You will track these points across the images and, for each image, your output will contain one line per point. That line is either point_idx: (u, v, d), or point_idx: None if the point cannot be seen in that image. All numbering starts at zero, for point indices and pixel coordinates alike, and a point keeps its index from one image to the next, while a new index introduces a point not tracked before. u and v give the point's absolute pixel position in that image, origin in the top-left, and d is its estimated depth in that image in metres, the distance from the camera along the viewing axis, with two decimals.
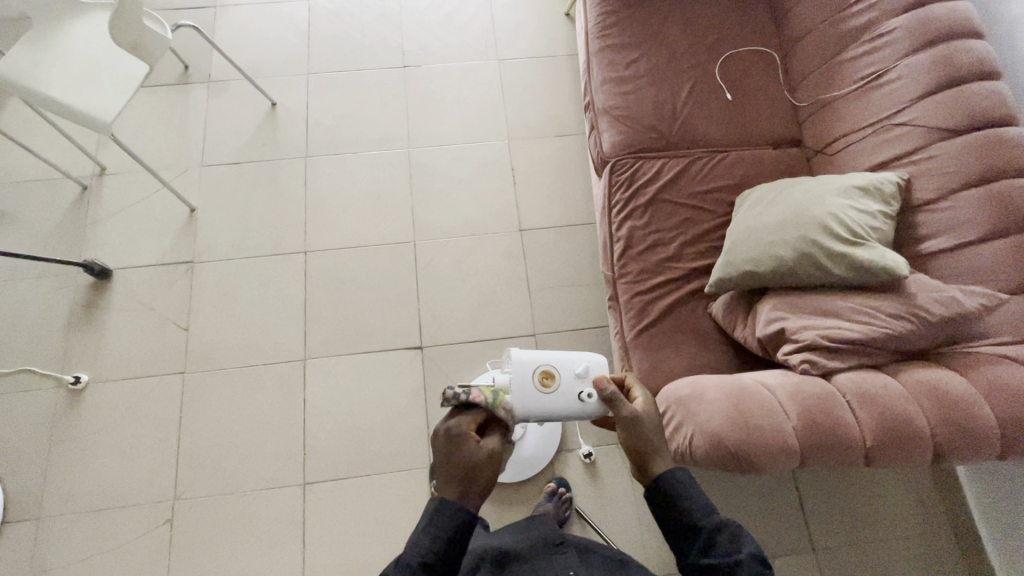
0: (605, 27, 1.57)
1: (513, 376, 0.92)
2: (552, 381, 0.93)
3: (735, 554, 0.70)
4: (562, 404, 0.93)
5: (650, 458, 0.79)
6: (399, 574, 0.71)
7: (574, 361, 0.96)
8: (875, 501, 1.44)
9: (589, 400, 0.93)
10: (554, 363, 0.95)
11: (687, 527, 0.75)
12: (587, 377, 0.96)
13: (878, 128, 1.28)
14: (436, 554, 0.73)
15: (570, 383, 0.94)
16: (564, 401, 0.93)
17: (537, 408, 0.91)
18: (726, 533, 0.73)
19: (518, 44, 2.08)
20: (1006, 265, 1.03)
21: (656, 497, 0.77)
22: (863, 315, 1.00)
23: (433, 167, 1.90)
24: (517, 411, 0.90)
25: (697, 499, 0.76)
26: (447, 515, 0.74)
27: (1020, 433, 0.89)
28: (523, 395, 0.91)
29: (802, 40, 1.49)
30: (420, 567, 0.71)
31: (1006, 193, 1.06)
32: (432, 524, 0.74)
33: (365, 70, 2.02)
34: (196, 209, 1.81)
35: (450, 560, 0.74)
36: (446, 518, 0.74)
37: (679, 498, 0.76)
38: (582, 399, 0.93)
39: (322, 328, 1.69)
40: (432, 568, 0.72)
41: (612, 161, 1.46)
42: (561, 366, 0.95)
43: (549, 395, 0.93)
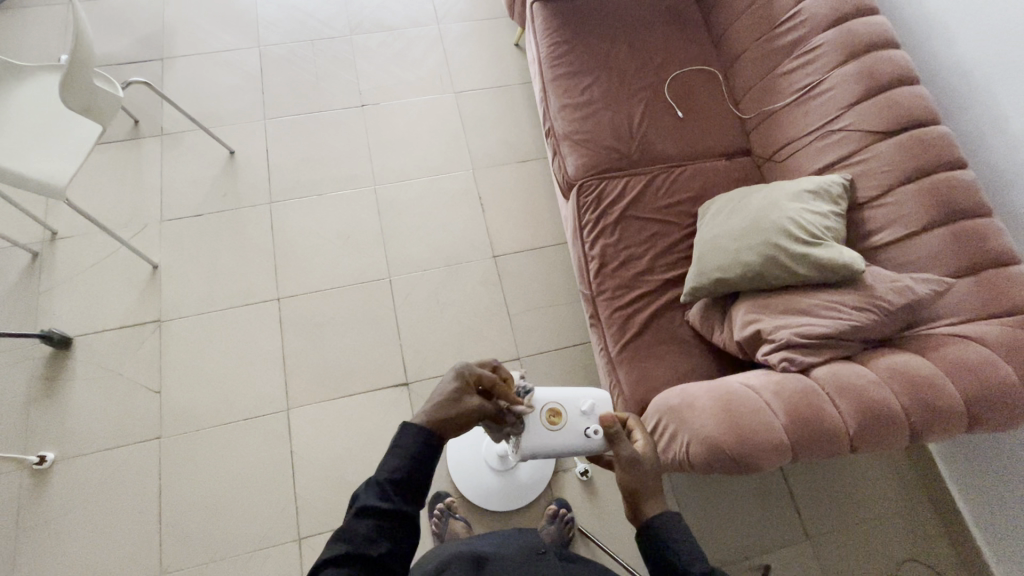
0: (557, 57, 1.64)
1: (521, 415, 0.96)
2: (559, 419, 0.97)
3: None
4: (568, 440, 0.95)
5: (645, 500, 0.80)
6: (370, 492, 0.72)
7: (580, 399, 0.98)
8: (859, 480, 1.52)
9: (594, 436, 0.94)
10: (561, 400, 0.98)
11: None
12: (593, 414, 0.97)
13: (820, 134, 1.38)
14: (405, 469, 0.75)
15: (575, 420, 0.97)
16: (570, 437, 0.96)
17: (542, 444, 0.95)
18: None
19: (472, 76, 2.14)
20: (947, 251, 1.12)
21: (647, 541, 0.77)
22: (830, 309, 1.07)
23: (401, 202, 1.91)
24: (524, 448, 0.95)
25: (687, 545, 0.75)
26: (415, 431, 0.77)
27: (983, 405, 0.97)
28: (530, 433, 0.95)
29: (739, 58, 1.60)
30: (388, 482, 0.73)
31: (939, 186, 1.17)
32: (396, 445, 0.76)
33: (323, 111, 2.02)
34: (159, 265, 1.75)
35: (419, 474, 0.75)
36: (412, 435, 0.77)
37: (670, 542, 0.76)
38: (587, 435, 0.95)
39: (303, 375, 1.66)
40: (402, 482, 0.74)
41: (577, 183, 1.52)
42: (567, 404, 0.98)
43: (555, 433, 0.96)
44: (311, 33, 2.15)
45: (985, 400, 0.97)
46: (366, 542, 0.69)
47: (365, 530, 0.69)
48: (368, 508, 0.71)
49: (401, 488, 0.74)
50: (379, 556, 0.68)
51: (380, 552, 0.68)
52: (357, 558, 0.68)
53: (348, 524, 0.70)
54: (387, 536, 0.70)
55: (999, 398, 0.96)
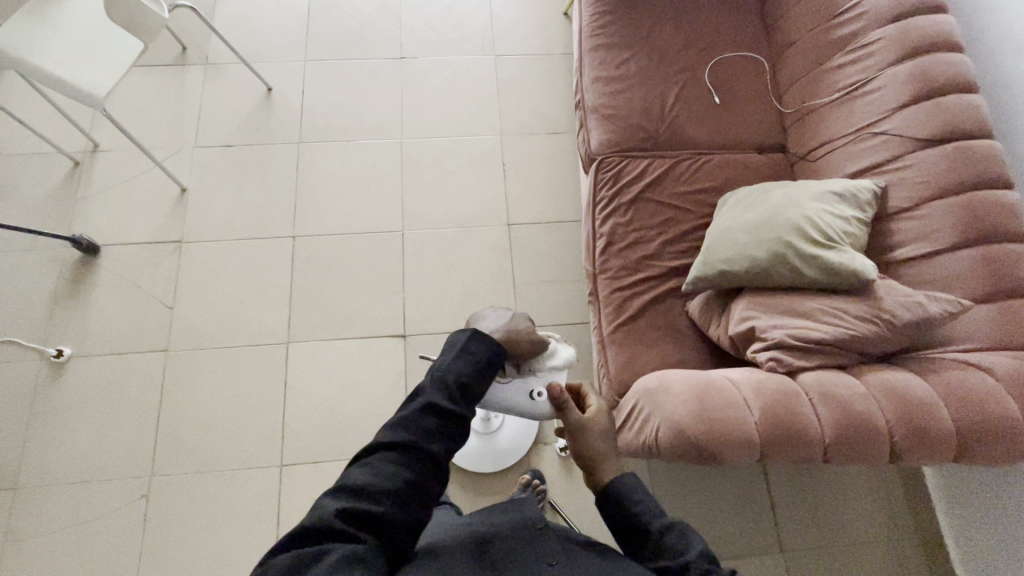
0: (598, 27, 1.59)
1: None
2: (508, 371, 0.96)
3: (684, 554, 0.73)
4: (512, 396, 0.94)
5: (600, 467, 0.85)
6: (438, 390, 0.76)
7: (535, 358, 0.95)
8: (848, 505, 1.46)
9: (538, 399, 0.94)
10: None
11: (638, 532, 0.78)
12: (542, 376, 0.95)
13: (859, 136, 1.30)
14: (472, 379, 0.79)
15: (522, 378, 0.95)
16: (513, 393, 0.94)
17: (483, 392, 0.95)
18: (674, 532, 0.76)
19: (516, 42, 2.10)
20: (972, 274, 1.05)
21: (606, 504, 0.82)
22: (830, 316, 1.03)
23: (425, 158, 1.91)
24: None
25: (645, 503, 0.80)
26: (488, 345, 0.83)
27: (976, 437, 0.91)
28: None
29: (790, 47, 1.52)
30: (456, 384, 0.78)
31: (976, 203, 1.09)
32: (473, 355, 0.81)
33: (362, 59, 2.03)
34: (187, 188, 1.82)
35: (480, 384, 0.80)
36: (485, 350, 0.82)
37: (628, 504, 0.80)
38: (532, 397, 0.94)
39: (307, 313, 1.71)
40: (467, 388, 0.79)
41: (598, 158, 1.48)
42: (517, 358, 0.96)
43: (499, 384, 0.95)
44: None
45: (980, 432, 0.91)
46: (427, 436, 0.73)
47: (430, 423, 0.73)
48: (434, 405, 0.74)
49: (465, 395, 0.78)
50: (437, 452, 0.72)
51: (439, 449, 0.73)
52: (416, 448, 0.71)
53: (414, 414, 0.73)
54: (446, 436, 0.74)
55: (997, 432, 0.91)
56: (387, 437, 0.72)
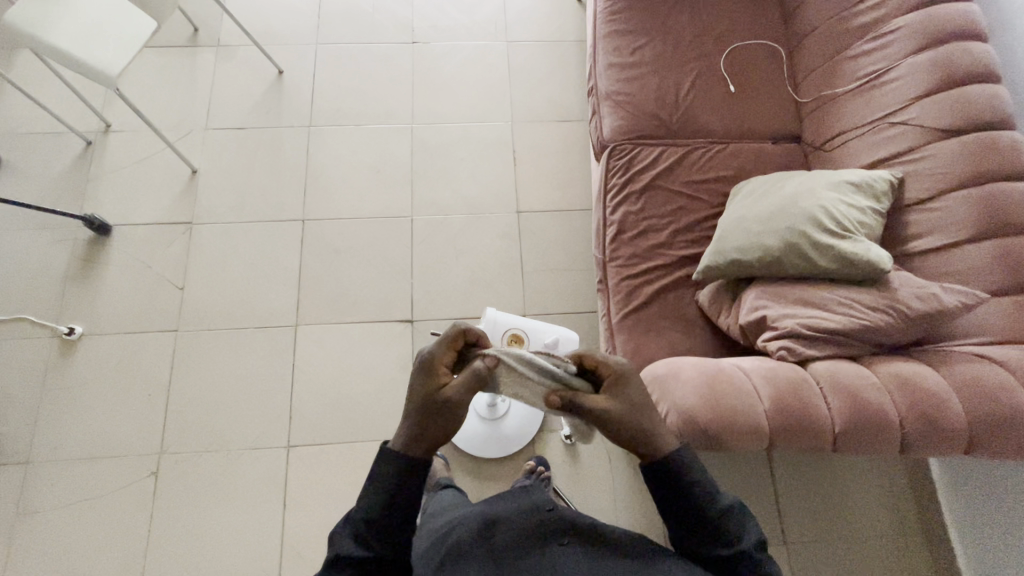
0: (613, 13, 1.58)
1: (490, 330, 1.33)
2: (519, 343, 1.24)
3: (741, 540, 0.73)
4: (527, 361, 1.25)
5: (647, 446, 0.76)
6: (346, 534, 0.73)
7: (543, 332, 1.25)
8: (853, 499, 1.46)
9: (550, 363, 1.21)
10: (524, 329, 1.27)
11: (693, 509, 0.74)
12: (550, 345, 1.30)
13: (876, 127, 1.29)
14: (378, 507, 0.74)
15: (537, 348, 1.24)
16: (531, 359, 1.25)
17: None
18: (733, 519, 0.74)
19: (527, 28, 2.08)
20: (988, 266, 1.04)
21: (662, 476, 0.75)
22: (843, 306, 1.02)
23: (435, 144, 1.90)
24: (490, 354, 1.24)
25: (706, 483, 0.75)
26: (388, 457, 0.76)
27: (988, 430, 0.90)
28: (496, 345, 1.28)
29: (809, 36, 1.49)
30: (363, 522, 0.73)
31: (996, 195, 1.07)
32: (373, 480, 0.75)
33: (373, 44, 2.02)
34: (198, 171, 1.82)
35: (393, 507, 0.74)
36: (387, 467, 0.76)
37: (688, 479, 0.75)
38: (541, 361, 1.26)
39: (316, 296, 1.71)
40: (376, 521, 0.73)
41: (610, 146, 1.47)
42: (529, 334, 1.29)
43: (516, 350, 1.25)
44: None
45: (994, 426, 0.90)
46: None
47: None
48: (344, 555, 0.71)
49: (377, 529, 0.73)
50: None
51: None
52: None
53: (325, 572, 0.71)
54: None
55: (1010, 426, 0.90)
56: None
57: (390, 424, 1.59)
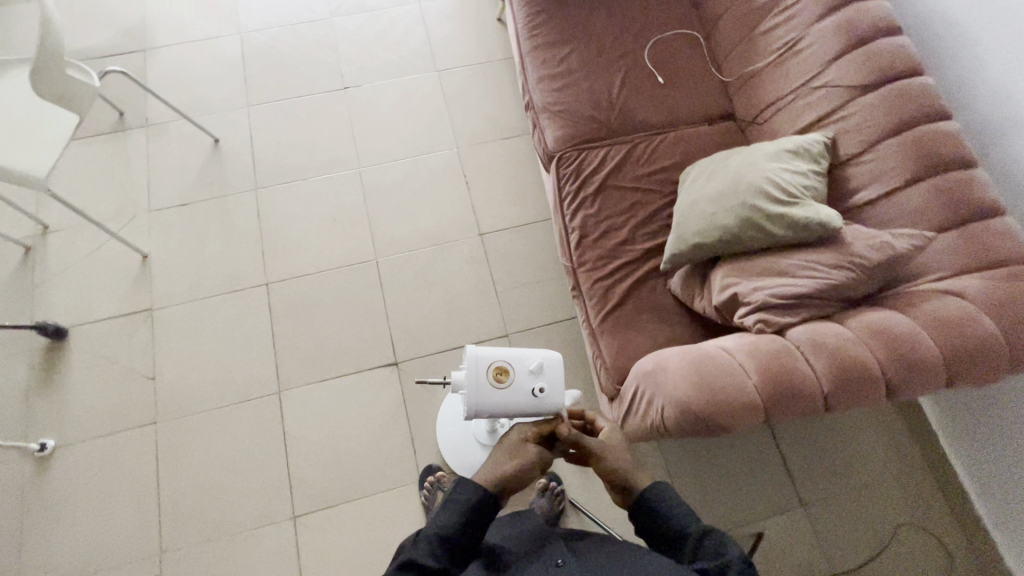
0: (534, 27, 1.61)
1: (467, 370, 0.91)
2: (506, 376, 0.92)
3: (724, 554, 0.74)
4: (516, 399, 0.92)
5: (631, 479, 0.86)
6: (421, 547, 0.77)
7: (528, 357, 0.94)
8: (856, 449, 1.50)
9: (543, 394, 0.92)
10: (509, 358, 0.93)
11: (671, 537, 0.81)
12: (541, 372, 0.93)
13: (800, 93, 1.35)
14: (454, 529, 0.79)
15: (523, 378, 0.93)
16: (516, 397, 0.92)
17: (489, 406, 0.92)
18: (712, 538, 0.77)
19: (455, 54, 2.11)
20: (929, 206, 1.10)
21: (640, 510, 0.84)
22: (805, 269, 1.05)
23: (386, 183, 1.90)
24: (469, 404, 0.91)
25: (680, 509, 0.82)
26: (472, 491, 0.82)
27: (963, 361, 0.94)
28: (477, 390, 0.91)
29: (721, 18, 1.56)
30: (439, 537, 0.78)
31: (921, 139, 1.14)
32: (456, 500, 0.82)
33: (305, 96, 2.02)
34: (148, 255, 1.77)
35: (466, 535, 0.80)
36: (469, 496, 0.82)
37: (660, 506, 0.83)
38: (535, 395, 0.92)
39: (294, 358, 1.68)
40: (450, 541, 0.79)
41: (557, 155, 1.50)
42: (516, 362, 0.93)
43: (502, 390, 0.92)
44: (291, 18, 2.14)
45: (967, 356, 0.94)
46: None
47: None
48: (414, 562, 0.75)
49: (449, 548, 0.78)
50: None
51: None
52: None
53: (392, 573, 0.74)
54: None
55: (982, 353, 0.94)
56: None
57: (396, 472, 1.56)
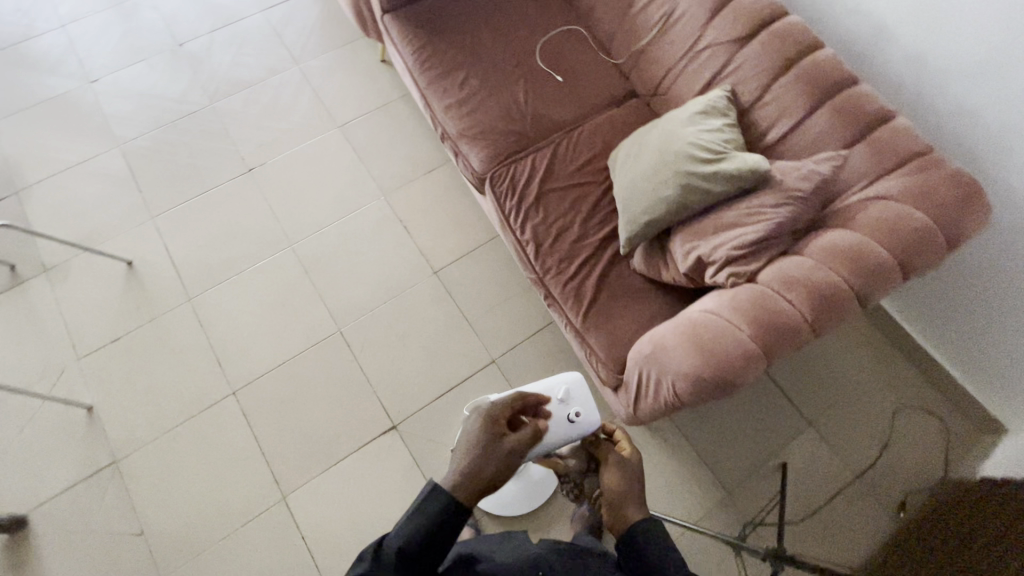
0: (425, 61, 1.62)
1: None
2: (543, 412, 1.06)
3: None
4: (557, 430, 1.05)
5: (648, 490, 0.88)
6: (380, 556, 0.73)
7: (556, 388, 1.11)
8: (840, 358, 1.66)
9: (579, 417, 1.07)
10: (541, 395, 1.08)
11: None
12: (570, 397, 1.10)
13: (689, 58, 1.44)
14: (418, 539, 0.75)
15: (558, 411, 1.07)
16: (556, 428, 1.05)
17: (539, 446, 1.02)
18: None
19: (351, 106, 2.08)
20: (833, 128, 1.21)
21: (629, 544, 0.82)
22: (753, 216, 1.12)
23: (324, 252, 1.84)
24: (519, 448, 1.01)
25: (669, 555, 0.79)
26: (441, 502, 0.77)
27: (910, 254, 1.04)
28: None
29: (596, 8, 1.64)
30: (400, 547, 0.74)
31: (806, 71, 1.25)
32: (425, 509, 0.77)
33: (211, 190, 1.92)
34: (93, 405, 1.62)
35: (428, 543, 0.75)
36: (437, 508, 0.77)
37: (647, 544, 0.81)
38: (572, 419, 1.06)
39: (288, 458, 1.58)
40: (411, 553, 0.74)
41: (487, 176, 1.51)
42: (547, 395, 1.09)
43: (543, 425, 1.04)
44: (169, 115, 2.03)
45: (912, 249, 1.04)
46: None
47: None
48: (370, 573, 0.72)
49: (409, 558, 0.74)
50: None
51: None
52: None
53: None
54: None
55: (922, 242, 1.04)
56: None
57: None
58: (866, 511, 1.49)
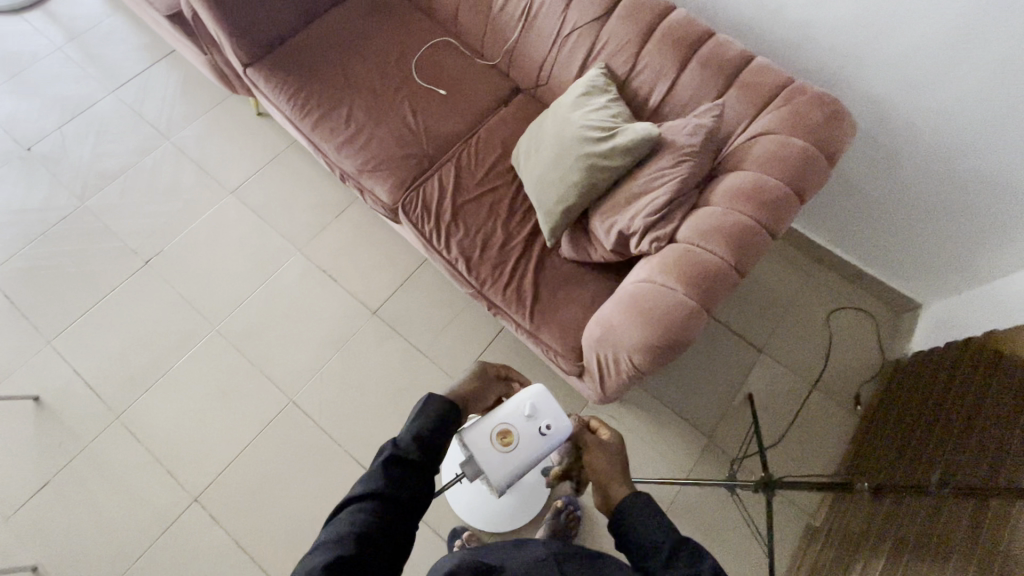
0: (302, 106, 1.56)
1: (473, 456, 0.89)
2: (509, 437, 0.89)
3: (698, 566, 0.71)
4: (531, 452, 0.89)
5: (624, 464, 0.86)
6: (397, 448, 0.80)
7: (518, 406, 0.91)
8: (771, 285, 1.78)
9: (550, 430, 0.89)
10: (502, 419, 0.90)
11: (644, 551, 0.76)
12: (537, 410, 0.90)
13: (559, 44, 1.47)
14: (429, 431, 0.82)
15: (524, 428, 0.90)
16: (530, 449, 0.89)
17: (506, 472, 0.88)
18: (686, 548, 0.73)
19: (238, 168, 1.98)
20: (705, 80, 1.28)
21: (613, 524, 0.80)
22: (657, 180, 1.17)
23: (252, 325, 1.75)
24: (495, 486, 0.88)
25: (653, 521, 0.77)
26: (441, 403, 0.85)
27: (801, 177, 1.12)
28: (492, 468, 0.88)
29: (459, 16, 1.65)
30: (414, 438, 0.81)
31: (667, 34, 1.31)
32: (429, 408, 0.84)
33: (109, 294, 1.77)
34: (38, 563, 1.45)
35: (439, 434, 0.83)
36: (438, 406, 0.85)
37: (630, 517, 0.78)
38: (544, 433, 0.89)
39: (273, 547, 1.49)
40: (424, 442, 0.81)
41: (398, 205, 1.48)
42: (509, 418, 0.90)
43: (514, 452, 0.89)
44: (38, 228, 1.84)
45: (801, 173, 1.12)
46: (387, 485, 0.76)
47: (387, 475, 0.77)
48: (392, 457, 0.78)
49: (424, 447, 0.81)
50: (401, 497, 0.76)
51: (400, 497, 0.76)
52: (377, 501, 0.74)
53: (375, 469, 0.78)
54: (403, 484, 0.77)
55: (808, 164, 1.13)
56: (356, 492, 0.75)
57: None
58: (831, 414, 1.61)
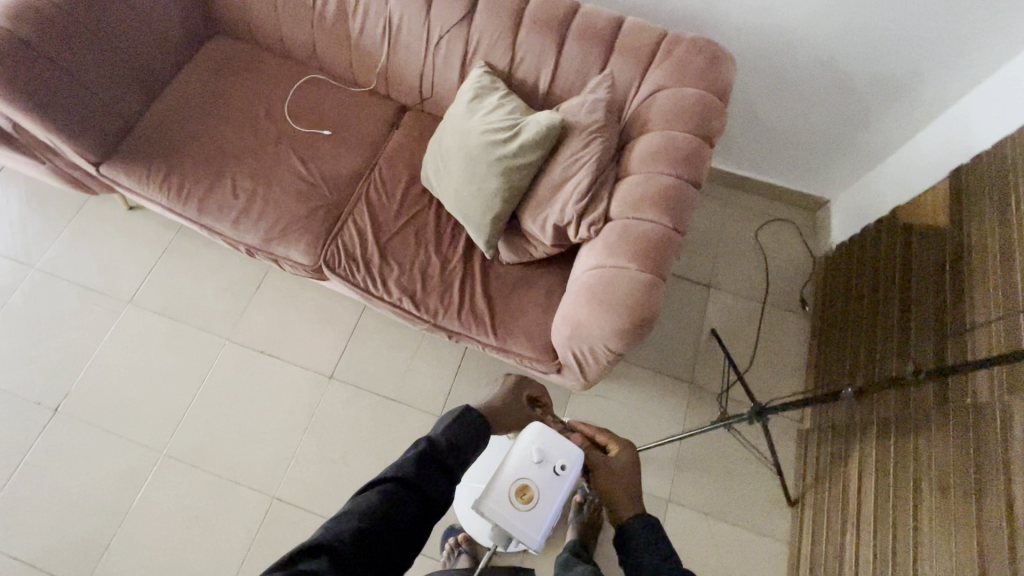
0: (179, 190, 1.41)
1: (500, 522, 0.85)
2: (528, 489, 0.86)
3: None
4: (554, 496, 0.86)
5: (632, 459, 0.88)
6: (430, 442, 0.84)
7: (526, 455, 0.88)
8: (699, 222, 1.84)
9: (565, 468, 0.87)
10: (515, 474, 0.87)
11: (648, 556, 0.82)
12: (545, 452, 0.88)
13: (432, 53, 1.41)
14: (461, 437, 0.85)
15: (540, 476, 0.87)
16: (552, 494, 0.86)
17: (540, 531, 0.84)
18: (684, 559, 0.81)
19: (127, 272, 1.77)
20: (587, 54, 1.28)
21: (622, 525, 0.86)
22: (575, 165, 1.16)
23: (203, 434, 1.59)
24: (534, 545, 0.84)
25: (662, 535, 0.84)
26: (476, 416, 0.88)
27: (703, 126, 1.16)
28: (524, 527, 0.85)
29: (318, 48, 1.54)
30: (445, 440, 0.84)
31: (536, 18, 1.29)
32: (466, 416, 0.88)
33: (25, 458, 1.54)
34: None
35: (468, 443, 0.86)
36: (473, 418, 0.88)
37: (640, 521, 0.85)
38: (560, 473, 0.87)
39: None
40: (454, 448, 0.84)
41: (320, 263, 1.37)
42: (521, 470, 0.87)
43: (538, 503, 0.86)
44: None
45: (703, 122, 1.16)
46: (413, 475, 0.79)
47: (415, 466, 0.80)
48: (423, 452, 0.82)
49: (454, 452, 0.84)
50: (424, 493, 0.79)
51: (423, 493, 0.79)
52: (403, 490, 0.78)
53: (408, 455, 0.82)
54: (427, 480, 0.80)
55: (706, 112, 1.16)
56: (386, 471, 0.80)
57: None
58: (787, 325, 1.71)
